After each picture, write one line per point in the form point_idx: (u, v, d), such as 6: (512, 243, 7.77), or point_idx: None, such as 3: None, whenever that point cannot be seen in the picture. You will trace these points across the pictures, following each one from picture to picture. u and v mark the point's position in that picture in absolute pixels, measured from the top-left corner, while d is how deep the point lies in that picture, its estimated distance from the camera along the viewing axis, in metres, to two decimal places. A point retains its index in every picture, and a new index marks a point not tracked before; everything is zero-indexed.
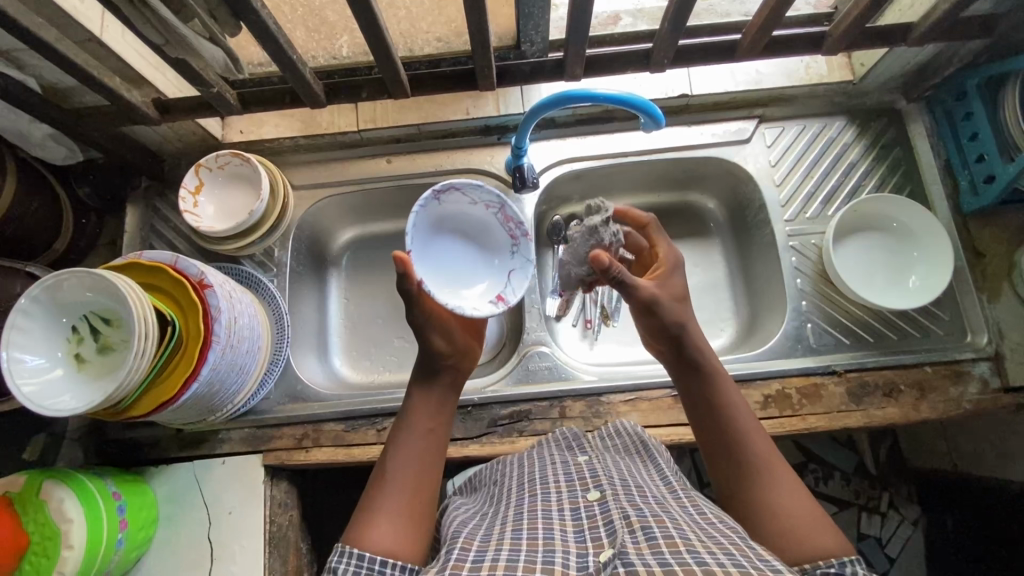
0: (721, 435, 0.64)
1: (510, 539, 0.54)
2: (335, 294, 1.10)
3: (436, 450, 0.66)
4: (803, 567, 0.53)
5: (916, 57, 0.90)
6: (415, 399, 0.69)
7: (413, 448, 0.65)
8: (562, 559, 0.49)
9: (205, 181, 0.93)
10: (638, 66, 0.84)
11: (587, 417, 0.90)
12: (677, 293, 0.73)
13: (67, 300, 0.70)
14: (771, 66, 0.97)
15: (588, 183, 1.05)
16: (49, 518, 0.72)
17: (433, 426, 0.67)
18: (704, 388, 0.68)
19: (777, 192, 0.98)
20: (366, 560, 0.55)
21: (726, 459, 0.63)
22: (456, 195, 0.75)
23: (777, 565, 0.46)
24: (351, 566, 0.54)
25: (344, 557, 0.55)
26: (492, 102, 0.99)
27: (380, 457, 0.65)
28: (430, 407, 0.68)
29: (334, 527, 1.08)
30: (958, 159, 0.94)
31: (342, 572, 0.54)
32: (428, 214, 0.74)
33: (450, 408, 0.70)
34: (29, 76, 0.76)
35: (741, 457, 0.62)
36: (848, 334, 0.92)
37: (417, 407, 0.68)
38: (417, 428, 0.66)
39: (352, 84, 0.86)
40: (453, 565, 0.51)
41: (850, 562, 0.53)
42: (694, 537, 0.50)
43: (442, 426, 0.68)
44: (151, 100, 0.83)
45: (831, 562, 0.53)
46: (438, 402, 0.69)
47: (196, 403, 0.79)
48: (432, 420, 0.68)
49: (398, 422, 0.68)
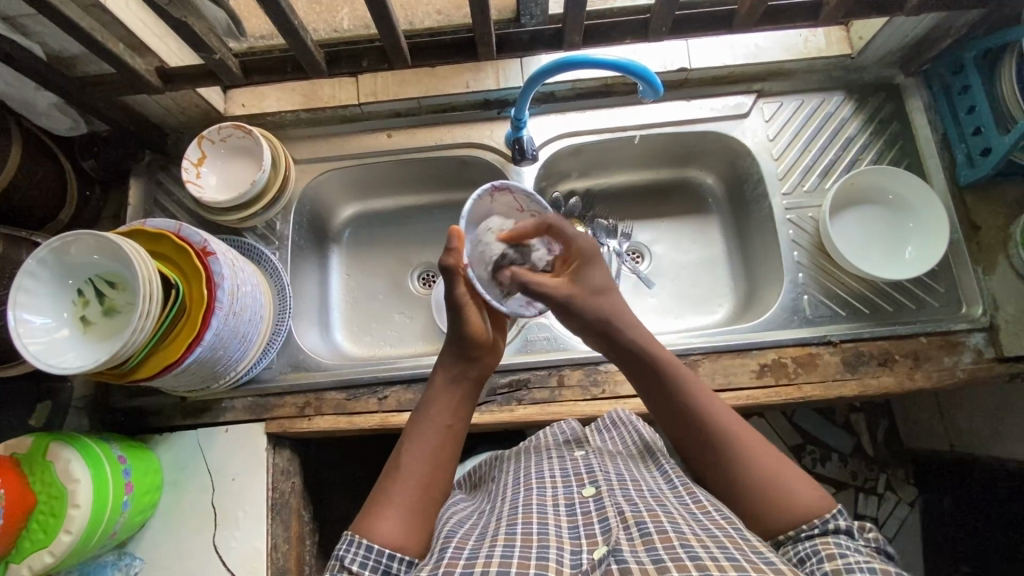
0: (680, 426, 0.64)
1: (505, 536, 0.53)
2: (336, 269, 1.11)
3: (453, 449, 0.66)
4: (789, 534, 0.56)
5: (914, 29, 0.90)
6: (437, 394, 0.69)
7: (429, 444, 0.65)
8: (556, 556, 0.50)
9: (208, 152, 0.93)
10: (636, 35, 0.85)
11: (585, 386, 0.91)
12: (595, 287, 0.72)
13: (75, 262, 0.71)
14: (770, 40, 0.98)
15: (587, 158, 1.06)
16: (56, 478, 0.73)
17: (451, 423, 0.67)
18: (653, 383, 0.67)
19: (775, 165, 0.99)
20: (374, 551, 0.55)
21: (695, 447, 0.63)
22: (507, 197, 0.75)
23: (770, 558, 0.48)
24: (359, 556, 0.55)
25: (352, 546, 0.56)
26: (492, 75, 0.99)
27: (396, 448, 0.66)
28: (451, 404, 0.69)
29: (336, 500, 1.09)
30: (955, 132, 0.94)
31: (350, 561, 0.55)
32: (478, 203, 0.73)
33: (468, 406, 0.70)
34: (35, 43, 0.78)
35: (703, 441, 0.62)
36: (844, 306, 0.93)
37: (439, 402, 0.68)
38: (436, 424, 0.67)
39: (353, 54, 0.86)
40: (447, 563, 0.51)
41: (833, 518, 0.55)
42: (689, 531, 0.51)
43: (460, 423, 0.68)
44: (154, 68, 0.84)
45: (815, 522, 0.55)
46: (459, 399, 0.70)
47: (199, 369, 0.81)
48: (451, 416, 0.68)
49: (416, 416, 0.68)
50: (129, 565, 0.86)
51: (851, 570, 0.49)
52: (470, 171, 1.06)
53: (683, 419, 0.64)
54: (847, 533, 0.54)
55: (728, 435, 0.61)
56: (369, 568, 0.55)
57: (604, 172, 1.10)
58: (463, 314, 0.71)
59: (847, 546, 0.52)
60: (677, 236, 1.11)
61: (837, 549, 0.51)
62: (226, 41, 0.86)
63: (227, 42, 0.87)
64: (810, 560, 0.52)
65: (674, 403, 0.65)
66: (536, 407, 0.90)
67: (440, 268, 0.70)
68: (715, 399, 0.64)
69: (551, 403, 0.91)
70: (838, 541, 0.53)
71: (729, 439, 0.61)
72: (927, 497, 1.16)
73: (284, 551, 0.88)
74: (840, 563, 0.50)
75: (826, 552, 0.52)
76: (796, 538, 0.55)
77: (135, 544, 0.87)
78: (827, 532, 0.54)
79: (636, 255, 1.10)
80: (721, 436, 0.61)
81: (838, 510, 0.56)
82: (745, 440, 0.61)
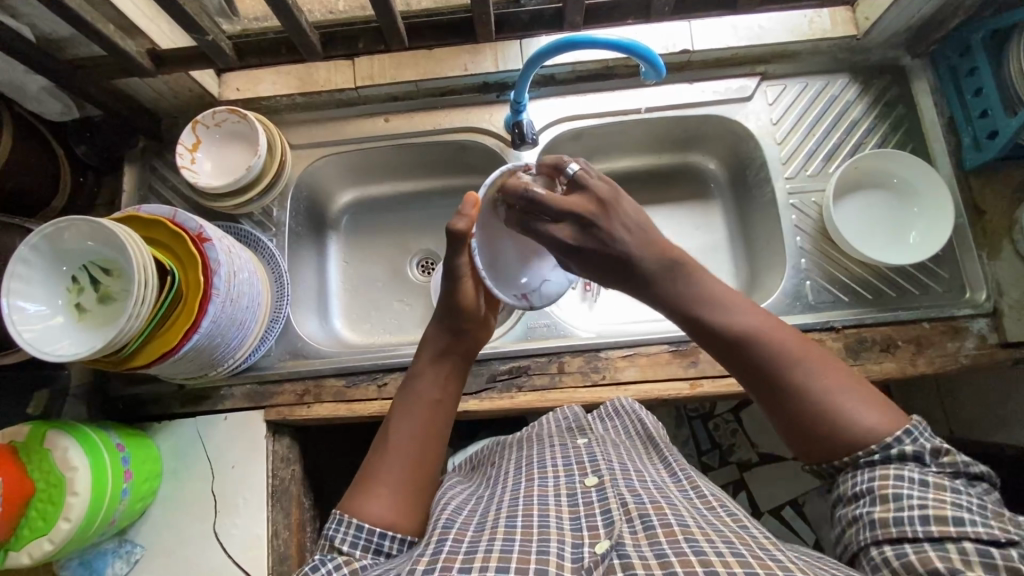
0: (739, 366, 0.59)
1: (505, 528, 0.53)
2: (334, 257, 1.10)
3: (442, 423, 0.66)
4: (845, 461, 0.54)
5: (921, 9, 0.89)
6: (423, 369, 0.68)
7: (417, 419, 0.64)
8: (557, 550, 0.50)
9: (203, 138, 0.92)
10: (638, 16, 0.83)
11: (586, 372, 0.91)
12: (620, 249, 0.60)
13: (69, 248, 0.70)
14: (774, 21, 0.95)
15: (588, 142, 1.04)
16: (54, 466, 0.73)
17: (439, 397, 0.67)
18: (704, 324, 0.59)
19: (778, 149, 0.97)
20: (364, 531, 0.56)
21: (750, 383, 0.59)
22: None
23: (777, 555, 0.47)
24: (350, 535, 0.56)
25: (342, 525, 0.57)
26: (490, 58, 0.97)
27: (383, 425, 0.65)
28: (438, 380, 0.68)
29: (336, 487, 1.09)
30: (962, 116, 0.93)
31: (340, 541, 0.56)
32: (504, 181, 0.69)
33: (456, 380, 0.69)
34: (24, 26, 0.76)
35: (756, 370, 0.58)
36: (847, 292, 0.92)
37: (425, 378, 0.67)
38: (424, 399, 0.66)
39: (348, 35, 0.85)
40: (446, 557, 0.50)
41: (897, 442, 0.53)
42: (694, 524, 0.51)
43: (449, 398, 0.68)
44: (145, 51, 0.82)
45: (873, 448, 0.53)
46: (446, 374, 0.68)
47: (197, 356, 0.80)
48: (439, 392, 0.67)
49: (403, 392, 0.67)
50: (130, 552, 0.85)
51: (901, 522, 0.49)
52: (469, 156, 1.05)
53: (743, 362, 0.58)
54: (916, 459, 0.52)
55: (780, 360, 0.57)
56: (360, 547, 0.56)
57: (604, 156, 1.08)
58: (461, 285, 0.70)
59: (908, 480, 0.51)
60: (678, 221, 1.10)
61: (894, 488, 0.51)
62: (217, 22, 0.84)
63: (220, 23, 0.85)
64: (863, 497, 0.52)
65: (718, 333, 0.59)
66: (535, 394, 0.90)
67: (447, 233, 0.67)
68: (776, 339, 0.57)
69: (552, 389, 0.90)
70: (898, 474, 0.51)
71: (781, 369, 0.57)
72: None
73: (284, 538, 0.88)
74: (889, 508, 0.50)
75: (880, 493, 0.51)
76: (855, 465, 0.54)
77: (135, 532, 0.87)
78: (892, 459, 0.52)
79: None
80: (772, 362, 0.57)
81: (904, 431, 0.53)
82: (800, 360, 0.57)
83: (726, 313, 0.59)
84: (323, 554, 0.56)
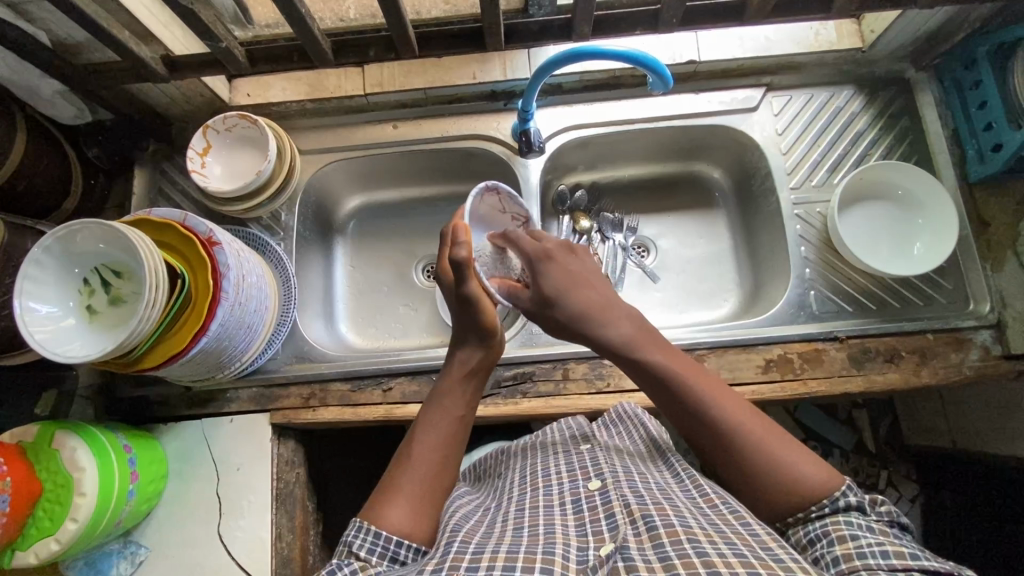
0: (682, 418, 0.62)
1: (512, 536, 0.53)
2: (341, 261, 1.11)
3: (463, 438, 0.67)
4: (799, 516, 0.55)
5: (927, 23, 0.89)
6: (450, 384, 0.70)
7: (442, 434, 0.65)
8: (562, 550, 0.50)
9: (213, 142, 0.93)
10: (647, 27, 0.84)
11: (590, 379, 0.91)
12: (556, 289, 0.70)
13: (81, 250, 0.71)
14: (780, 33, 0.97)
15: (594, 151, 1.05)
16: (62, 467, 0.74)
17: (463, 414, 0.68)
18: (654, 379, 0.64)
19: (783, 159, 0.98)
20: (382, 538, 0.55)
21: (693, 435, 0.61)
22: (494, 198, 0.76)
23: (778, 553, 0.48)
24: (367, 542, 0.55)
25: (361, 533, 0.56)
26: (499, 66, 0.98)
27: (407, 436, 0.66)
28: (464, 395, 0.69)
29: (339, 489, 1.10)
30: (967, 129, 0.93)
31: (358, 547, 0.55)
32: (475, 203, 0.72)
33: (478, 400, 0.71)
34: (40, 31, 0.77)
35: (695, 426, 0.61)
36: (851, 302, 0.93)
37: (451, 393, 0.69)
38: (449, 414, 0.67)
39: (360, 43, 0.86)
40: (453, 557, 0.51)
41: (842, 495, 0.55)
42: (695, 525, 0.52)
43: (471, 415, 0.69)
44: (160, 57, 0.83)
45: (824, 502, 0.55)
46: (470, 391, 0.70)
47: (206, 359, 0.81)
48: (463, 408, 0.68)
49: (428, 406, 0.69)
50: (135, 553, 0.86)
51: (863, 555, 0.49)
52: (477, 163, 1.06)
53: (692, 417, 0.61)
54: (858, 508, 0.54)
55: (722, 420, 0.59)
56: (377, 553, 0.55)
57: (610, 164, 1.09)
58: (482, 305, 0.70)
59: (857, 525, 0.52)
60: (683, 230, 1.10)
61: (847, 530, 0.52)
62: (231, 29, 0.85)
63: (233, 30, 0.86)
64: (821, 543, 0.52)
65: (665, 390, 0.63)
66: (541, 400, 0.90)
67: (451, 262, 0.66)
68: (723, 396, 0.61)
69: (556, 396, 0.91)
70: (848, 520, 0.53)
71: (727, 428, 0.59)
72: (929, 493, 1.15)
73: (288, 541, 0.89)
74: (850, 545, 0.50)
75: (836, 534, 0.52)
76: (806, 518, 0.55)
77: (141, 533, 0.87)
78: (838, 510, 0.54)
79: (642, 249, 1.09)
80: (718, 423, 0.59)
81: (846, 487, 0.56)
82: (740, 418, 0.59)
83: (668, 369, 0.63)
84: (340, 560, 0.55)
